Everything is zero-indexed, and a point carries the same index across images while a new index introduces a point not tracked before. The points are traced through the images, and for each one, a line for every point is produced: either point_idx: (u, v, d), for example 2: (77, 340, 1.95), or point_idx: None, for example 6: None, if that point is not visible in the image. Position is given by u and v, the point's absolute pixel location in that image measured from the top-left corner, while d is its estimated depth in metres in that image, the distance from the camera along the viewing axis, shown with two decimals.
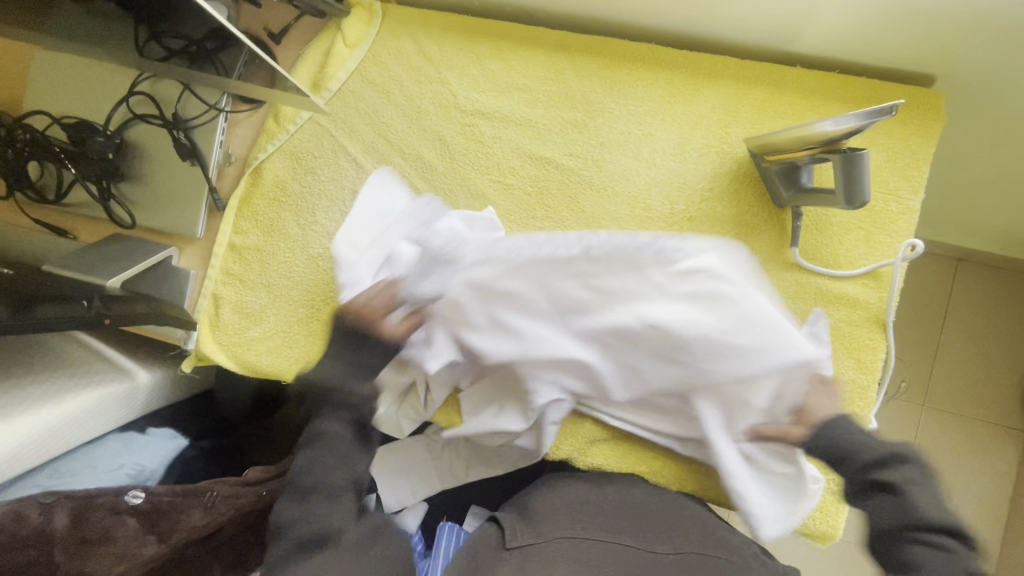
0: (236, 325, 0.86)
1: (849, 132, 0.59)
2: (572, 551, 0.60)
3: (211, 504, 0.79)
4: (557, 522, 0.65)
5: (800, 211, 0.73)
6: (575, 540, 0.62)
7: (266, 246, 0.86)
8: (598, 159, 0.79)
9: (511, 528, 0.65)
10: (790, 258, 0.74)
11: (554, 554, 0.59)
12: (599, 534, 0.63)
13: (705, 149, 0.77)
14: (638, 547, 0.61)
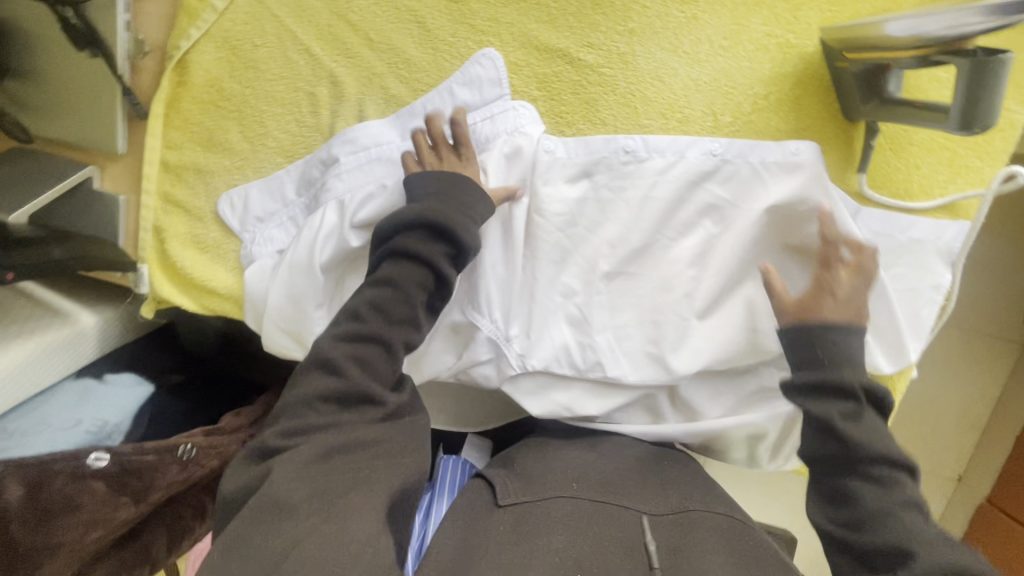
0: (189, 263, 0.72)
1: (980, 19, 0.43)
2: (569, 512, 0.55)
3: (188, 458, 0.74)
4: (557, 479, 0.60)
5: (877, 127, 0.58)
6: (577, 502, 0.56)
7: (208, 164, 0.70)
8: (625, 52, 0.61)
9: (502, 484, 0.60)
10: (854, 187, 0.60)
11: (550, 515, 0.54)
12: (596, 495, 0.57)
13: (764, 41, 0.59)
14: (642, 509, 0.56)
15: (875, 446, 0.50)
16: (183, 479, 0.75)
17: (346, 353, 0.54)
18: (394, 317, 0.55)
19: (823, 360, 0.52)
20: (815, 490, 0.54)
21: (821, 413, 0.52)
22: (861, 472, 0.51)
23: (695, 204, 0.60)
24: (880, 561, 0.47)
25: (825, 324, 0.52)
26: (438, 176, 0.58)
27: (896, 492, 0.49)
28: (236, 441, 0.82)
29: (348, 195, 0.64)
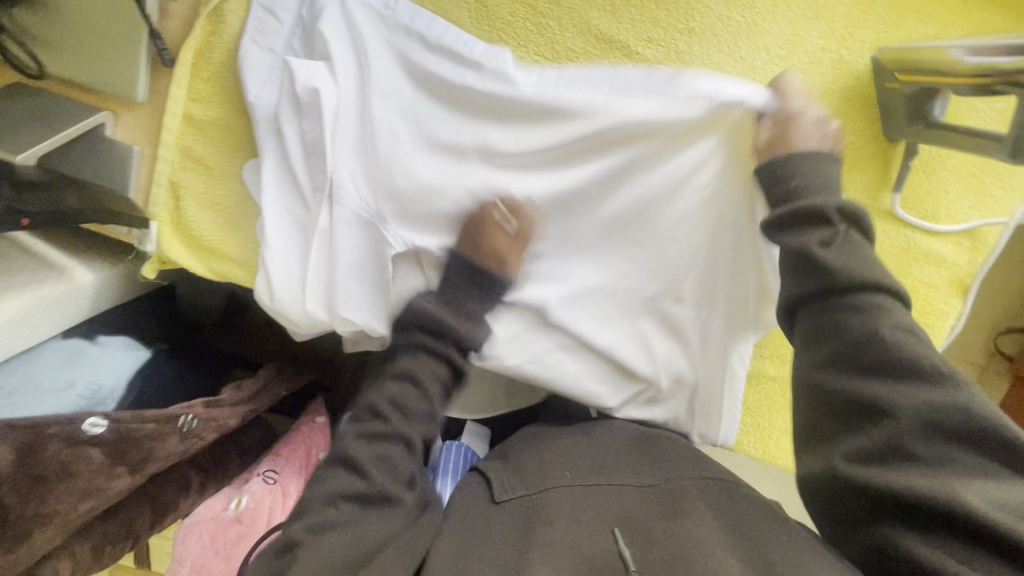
0: (206, 223, 0.68)
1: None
2: (570, 499, 0.54)
3: (188, 430, 0.71)
4: (561, 469, 0.59)
5: (916, 149, 0.60)
6: (577, 490, 0.55)
7: (235, 122, 0.66)
8: (684, 51, 0.61)
9: (499, 481, 0.59)
10: (886, 205, 0.63)
11: (549, 508, 0.53)
12: (588, 479, 0.57)
13: (819, 54, 0.60)
14: (628, 483, 0.56)
15: (853, 272, 0.48)
16: (181, 450, 0.72)
17: (399, 383, 0.59)
18: (415, 407, 0.58)
19: (797, 191, 0.52)
20: (803, 334, 0.51)
21: (802, 240, 0.51)
22: (844, 305, 0.49)
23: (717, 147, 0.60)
24: (874, 407, 0.46)
25: (807, 159, 0.53)
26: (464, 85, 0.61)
27: (880, 321, 0.47)
28: (236, 416, 0.79)
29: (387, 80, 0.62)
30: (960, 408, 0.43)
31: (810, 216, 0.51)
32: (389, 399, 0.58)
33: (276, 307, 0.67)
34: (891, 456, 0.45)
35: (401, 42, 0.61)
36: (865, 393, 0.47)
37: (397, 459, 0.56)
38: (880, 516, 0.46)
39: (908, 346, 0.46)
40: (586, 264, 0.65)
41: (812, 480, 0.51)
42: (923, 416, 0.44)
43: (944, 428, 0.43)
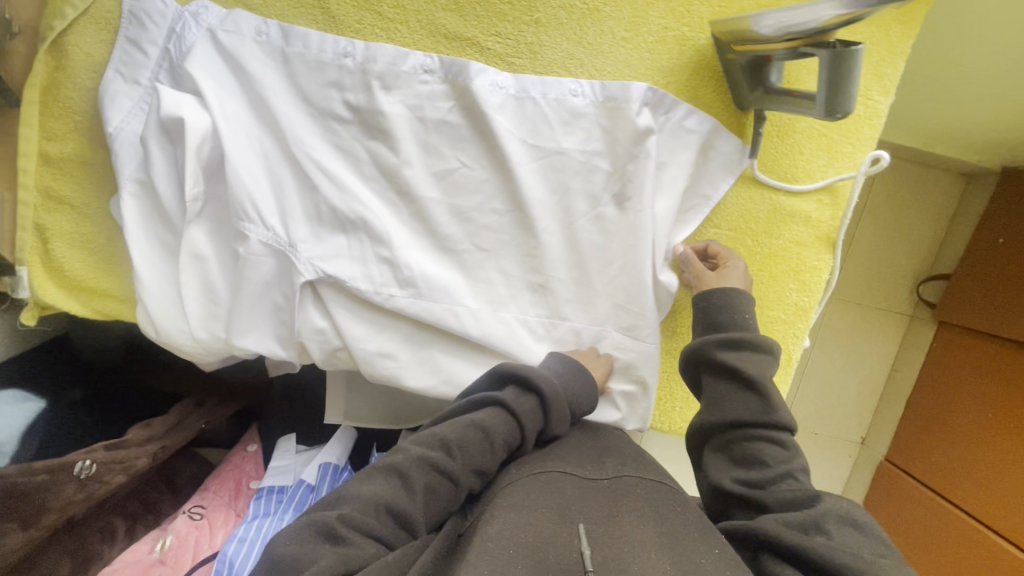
0: (80, 263, 0.67)
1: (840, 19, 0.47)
2: (527, 493, 0.55)
3: (87, 476, 0.69)
4: (528, 469, 0.60)
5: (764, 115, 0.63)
6: (525, 484, 0.57)
7: (95, 158, 0.65)
8: (532, 42, 0.62)
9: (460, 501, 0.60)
10: (748, 171, 0.66)
11: (514, 497, 0.55)
12: (533, 467, 0.60)
13: (662, 33, 0.62)
14: (573, 474, 0.59)
15: (782, 412, 0.58)
16: (82, 498, 0.70)
17: (465, 426, 0.59)
18: (474, 453, 0.58)
19: (729, 323, 0.62)
20: (738, 433, 0.59)
21: (752, 367, 0.59)
22: (772, 433, 0.58)
23: (564, 127, 0.63)
24: (797, 502, 0.53)
25: (733, 305, 0.62)
26: (334, 113, 0.63)
27: (794, 456, 0.57)
28: (146, 453, 0.77)
29: (274, 95, 0.62)
30: (856, 517, 0.52)
31: (740, 346, 0.60)
32: (473, 425, 0.59)
33: (164, 339, 0.67)
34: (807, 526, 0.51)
35: (294, 66, 0.62)
36: (783, 495, 0.54)
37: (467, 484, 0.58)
38: (771, 552, 0.51)
39: (806, 483, 0.55)
40: (478, 246, 0.67)
41: (733, 530, 0.55)
42: (837, 513, 0.51)
43: (847, 518, 0.51)
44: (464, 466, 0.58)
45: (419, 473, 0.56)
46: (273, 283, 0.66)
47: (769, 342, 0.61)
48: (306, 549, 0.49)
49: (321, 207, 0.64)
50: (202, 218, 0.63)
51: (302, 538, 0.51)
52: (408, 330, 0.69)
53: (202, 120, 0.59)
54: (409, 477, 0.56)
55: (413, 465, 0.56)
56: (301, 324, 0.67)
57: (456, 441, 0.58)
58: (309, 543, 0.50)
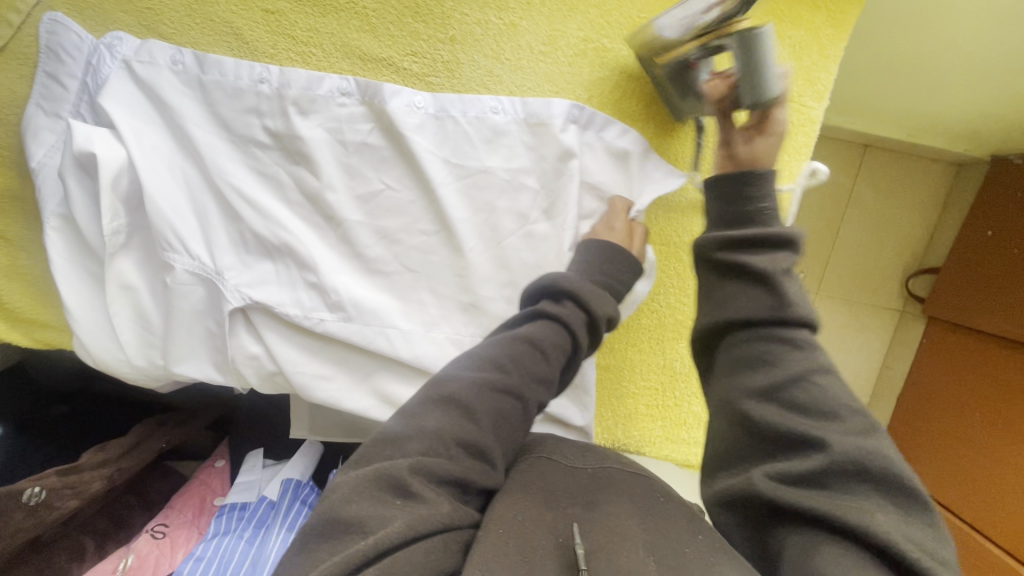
0: (18, 295, 0.68)
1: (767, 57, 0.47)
2: (529, 480, 0.51)
3: (36, 504, 0.71)
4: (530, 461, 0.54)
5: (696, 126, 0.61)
6: (526, 468, 0.53)
7: (24, 192, 0.65)
8: (449, 60, 0.61)
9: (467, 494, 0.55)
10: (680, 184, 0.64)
11: (511, 489, 0.49)
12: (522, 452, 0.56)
13: (581, 46, 0.60)
14: (567, 464, 0.54)
15: (801, 309, 0.44)
16: (34, 524, 0.72)
17: (512, 339, 0.52)
18: (529, 365, 0.51)
19: (754, 216, 0.48)
20: (741, 347, 0.46)
21: (767, 262, 0.45)
22: (782, 337, 0.44)
23: (487, 145, 0.61)
24: (802, 440, 0.41)
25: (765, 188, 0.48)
26: (251, 137, 0.62)
27: (811, 365, 0.43)
28: (101, 477, 0.79)
29: (192, 123, 0.61)
30: (885, 458, 0.39)
31: (764, 239, 0.46)
32: (524, 339, 0.52)
33: (102, 366, 0.67)
34: (818, 479, 0.39)
35: (209, 93, 0.61)
36: (785, 425, 0.41)
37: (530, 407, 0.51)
38: (782, 516, 0.40)
39: (843, 399, 0.42)
40: (407, 271, 0.65)
41: (728, 492, 0.44)
42: (854, 457, 0.38)
43: (868, 473, 0.38)
44: (507, 406, 0.49)
45: (472, 425, 0.47)
46: (202, 311, 0.65)
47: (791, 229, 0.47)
48: (387, 510, 0.41)
49: (247, 232, 0.63)
50: (126, 249, 0.63)
51: (379, 500, 0.41)
52: (341, 352, 0.68)
53: (116, 154, 0.59)
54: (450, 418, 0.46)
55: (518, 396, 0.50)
56: (234, 350, 0.66)
57: (508, 354, 0.51)
58: (376, 501, 0.41)
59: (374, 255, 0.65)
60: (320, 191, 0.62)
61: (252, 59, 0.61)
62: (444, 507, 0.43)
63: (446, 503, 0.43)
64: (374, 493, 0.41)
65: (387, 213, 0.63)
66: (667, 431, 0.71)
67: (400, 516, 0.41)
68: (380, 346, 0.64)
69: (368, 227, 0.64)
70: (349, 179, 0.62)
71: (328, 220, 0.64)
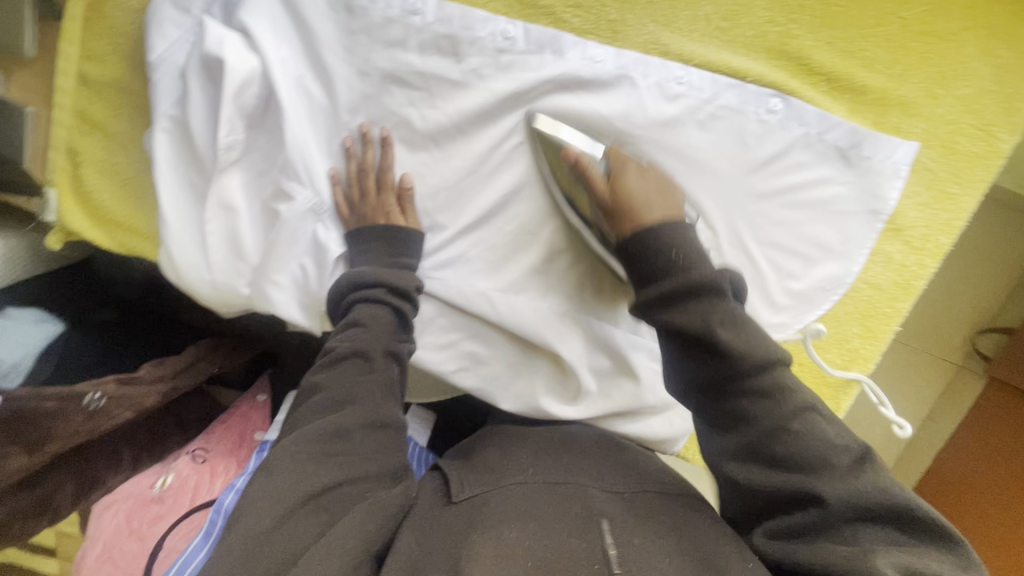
0: (110, 194, 0.65)
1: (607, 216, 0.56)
2: (518, 497, 0.54)
3: (96, 409, 0.69)
4: (510, 467, 0.59)
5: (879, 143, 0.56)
6: (533, 488, 0.55)
7: (133, 87, 0.61)
8: (615, 20, 0.55)
9: (456, 482, 0.59)
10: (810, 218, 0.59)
11: (498, 508, 0.53)
12: (551, 477, 0.57)
13: (764, 28, 0.54)
14: (598, 487, 0.56)
15: (752, 357, 0.47)
16: (89, 430, 0.70)
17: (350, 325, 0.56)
18: (369, 335, 0.55)
19: (669, 264, 0.50)
20: (705, 405, 0.50)
21: (696, 317, 0.48)
22: (749, 390, 0.48)
23: (643, 116, 0.58)
24: (803, 498, 0.46)
25: (669, 231, 0.50)
26: (390, 69, 0.58)
27: (795, 417, 0.47)
28: (155, 393, 0.77)
29: (334, 45, 0.58)
30: (876, 500, 0.44)
31: (692, 297, 0.48)
32: (351, 321, 0.56)
33: (184, 285, 0.64)
34: (818, 532, 0.45)
35: (354, 14, 0.57)
36: (768, 482, 0.47)
37: (373, 358, 0.55)
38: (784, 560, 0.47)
39: (820, 427, 0.47)
40: (520, 239, 0.62)
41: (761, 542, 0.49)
42: (849, 508, 0.44)
43: (867, 514, 0.44)
44: (341, 365, 0.55)
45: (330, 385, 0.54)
46: (296, 246, 0.62)
47: (735, 306, 0.48)
48: (293, 481, 0.47)
49: (364, 174, 0.60)
50: (234, 168, 0.60)
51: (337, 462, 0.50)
52: (434, 310, 0.65)
53: (247, 63, 0.55)
54: (334, 385, 0.54)
55: (376, 333, 0.56)
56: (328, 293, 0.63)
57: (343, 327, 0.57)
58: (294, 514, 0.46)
59: (487, 216, 0.62)
60: (456, 137, 0.60)
61: None
62: (383, 463, 0.52)
63: (374, 455, 0.52)
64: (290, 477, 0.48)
65: (512, 171, 0.60)
66: None
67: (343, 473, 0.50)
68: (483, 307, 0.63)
69: (493, 184, 0.61)
70: (484, 130, 0.60)
71: (452, 169, 0.61)
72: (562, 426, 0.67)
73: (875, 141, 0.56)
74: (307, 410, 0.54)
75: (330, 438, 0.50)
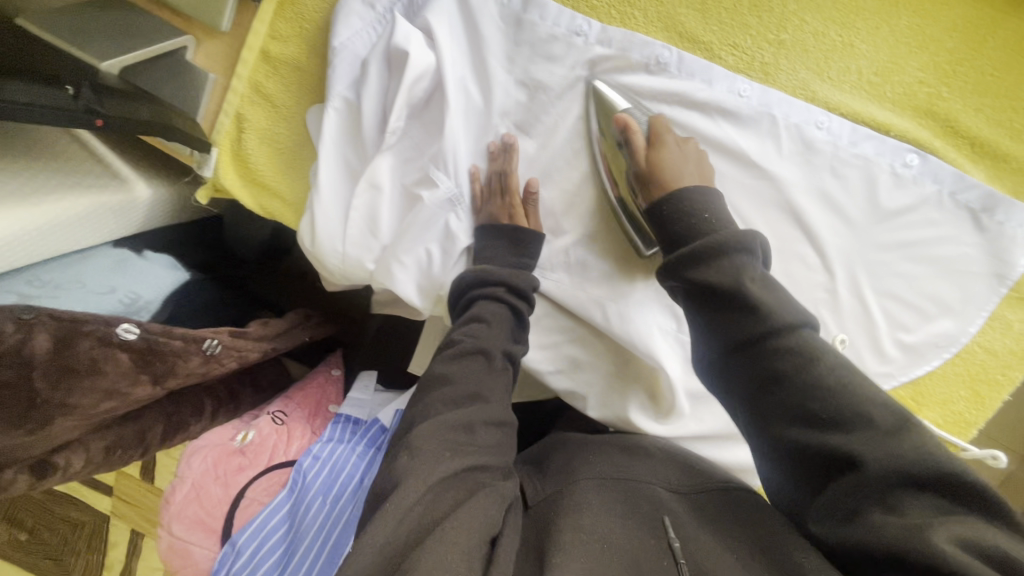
0: (265, 160, 0.70)
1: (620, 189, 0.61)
2: (600, 493, 0.55)
3: (211, 354, 0.73)
4: (583, 466, 0.60)
5: (1016, 211, 0.57)
6: (600, 484, 0.56)
7: (308, 68, 0.68)
8: (768, 63, 0.59)
9: (530, 485, 0.61)
10: (932, 270, 0.60)
11: (576, 504, 0.53)
12: (615, 474, 0.58)
13: (913, 87, 0.57)
14: (661, 485, 0.57)
15: (777, 315, 0.46)
16: (201, 374, 0.74)
17: (471, 318, 0.60)
18: (490, 334, 0.59)
19: (696, 223, 0.52)
20: (742, 369, 0.48)
21: (728, 273, 0.48)
22: (776, 349, 0.46)
23: (781, 150, 0.61)
24: (838, 463, 0.44)
25: (688, 198, 0.53)
26: (546, 79, 0.63)
27: (819, 371, 0.44)
28: (258, 350, 0.82)
29: (499, 52, 0.63)
30: (915, 461, 0.41)
31: (714, 257, 0.49)
32: (474, 315, 0.60)
33: (316, 252, 0.69)
34: (869, 503, 0.42)
35: (523, 27, 0.62)
36: (806, 445, 0.45)
37: (494, 355, 0.58)
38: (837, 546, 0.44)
39: (820, 373, 0.44)
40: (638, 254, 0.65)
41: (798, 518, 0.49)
42: (886, 473, 0.41)
43: (911, 480, 0.41)
44: (465, 358, 0.57)
45: (455, 375, 0.56)
46: (426, 232, 0.66)
47: (742, 262, 0.48)
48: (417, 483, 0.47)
49: (503, 174, 0.65)
50: (387, 152, 0.64)
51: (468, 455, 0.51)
52: (544, 310, 0.68)
53: (424, 58, 0.60)
54: (456, 374, 0.56)
55: (494, 330, 0.59)
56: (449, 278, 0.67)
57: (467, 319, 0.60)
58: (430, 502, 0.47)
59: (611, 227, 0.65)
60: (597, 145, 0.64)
61: (573, 7, 0.61)
62: (498, 459, 0.54)
63: (490, 449, 0.54)
64: (421, 473, 0.48)
65: None
66: None
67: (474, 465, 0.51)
68: (593, 313, 0.65)
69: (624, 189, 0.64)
70: None
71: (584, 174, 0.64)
72: (628, 438, 0.66)
73: (1010, 207, 0.57)
74: (434, 401, 0.55)
75: (460, 431, 0.52)
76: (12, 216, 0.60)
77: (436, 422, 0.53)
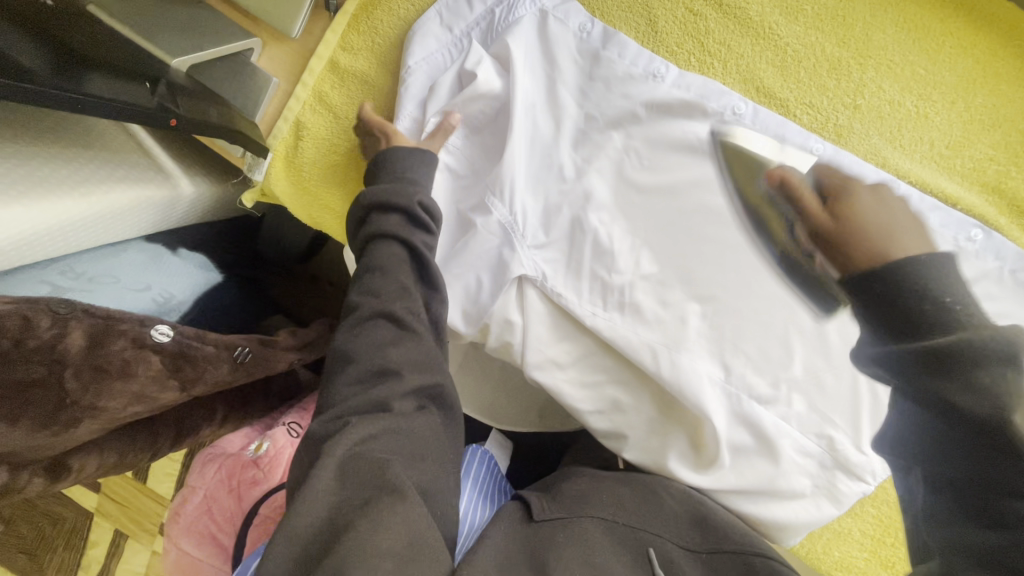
0: (319, 170, 0.69)
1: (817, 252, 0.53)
2: (599, 532, 0.58)
3: (241, 362, 0.70)
4: (591, 501, 0.62)
5: None
6: (609, 528, 0.58)
7: (376, 83, 0.67)
8: (842, 125, 0.59)
9: (538, 504, 0.63)
10: None
11: (581, 535, 0.57)
12: (629, 520, 0.60)
13: (983, 164, 0.58)
14: (670, 540, 0.58)
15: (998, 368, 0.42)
16: (228, 382, 0.71)
17: (373, 270, 0.57)
18: (389, 290, 0.56)
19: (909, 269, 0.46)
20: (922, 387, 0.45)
21: (956, 328, 0.43)
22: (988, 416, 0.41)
23: None
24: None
25: (918, 271, 0.46)
26: (618, 118, 0.62)
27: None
28: (286, 360, 0.78)
29: (573, 87, 0.63)
30: None
31: (929, 293, 0.45)
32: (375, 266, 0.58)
33: None
34: None
35: (600, 65, 0.62)
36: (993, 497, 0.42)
37: (401, 317, 0.55)
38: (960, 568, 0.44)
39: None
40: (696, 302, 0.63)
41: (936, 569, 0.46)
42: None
43: None
44: (370, 320, 0.56)
45: (360, 342, 0.55)
46: (480, 260, 0.66)
47: (1021, 388, 0.41)
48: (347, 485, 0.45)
49: (561, 208, 0.65)
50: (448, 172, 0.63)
51: (382, 434, 0.50)
52: (591, 347, 0.67)
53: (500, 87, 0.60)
54: (360, 347, 0.54)
55: (397, 286, 0.56)
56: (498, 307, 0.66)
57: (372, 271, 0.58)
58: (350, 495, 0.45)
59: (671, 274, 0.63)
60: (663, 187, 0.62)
61: (652, 51, 0.61)
62: (409, 426, 0.52)
63: (404, 420, 0.52)
64: (352, 448, 0.48)
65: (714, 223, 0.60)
66: (868, 567, 0.67)
67: (382, 435, 0.50)
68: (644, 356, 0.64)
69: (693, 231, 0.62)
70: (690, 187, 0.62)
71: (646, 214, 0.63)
72: (643, 480, 0.67)
73: None
74: (338, 386, 0.54)
75: (375, 408, 0.51)
76: (59, 206, 0.58)
77: (341, 412, 0.51)
